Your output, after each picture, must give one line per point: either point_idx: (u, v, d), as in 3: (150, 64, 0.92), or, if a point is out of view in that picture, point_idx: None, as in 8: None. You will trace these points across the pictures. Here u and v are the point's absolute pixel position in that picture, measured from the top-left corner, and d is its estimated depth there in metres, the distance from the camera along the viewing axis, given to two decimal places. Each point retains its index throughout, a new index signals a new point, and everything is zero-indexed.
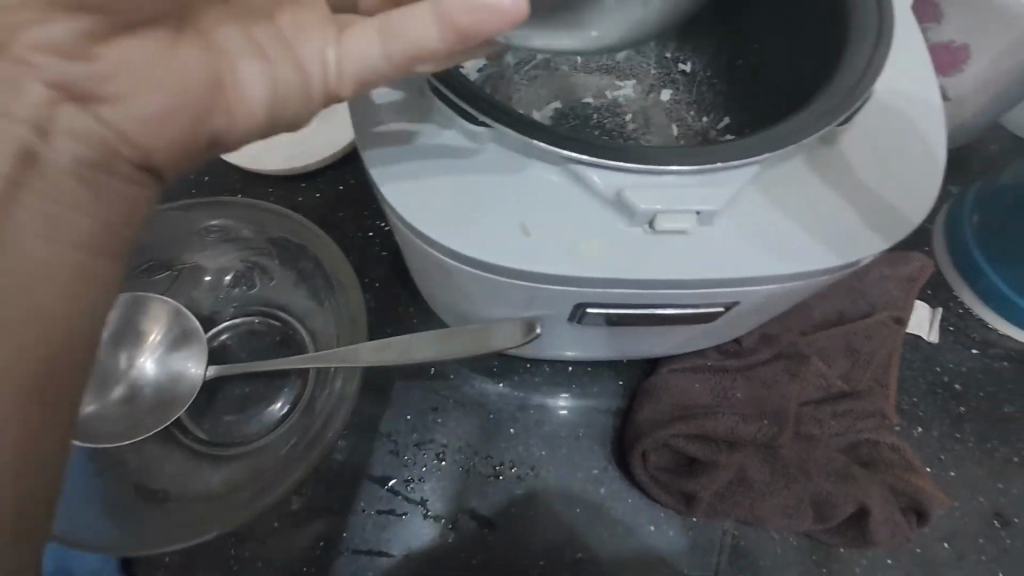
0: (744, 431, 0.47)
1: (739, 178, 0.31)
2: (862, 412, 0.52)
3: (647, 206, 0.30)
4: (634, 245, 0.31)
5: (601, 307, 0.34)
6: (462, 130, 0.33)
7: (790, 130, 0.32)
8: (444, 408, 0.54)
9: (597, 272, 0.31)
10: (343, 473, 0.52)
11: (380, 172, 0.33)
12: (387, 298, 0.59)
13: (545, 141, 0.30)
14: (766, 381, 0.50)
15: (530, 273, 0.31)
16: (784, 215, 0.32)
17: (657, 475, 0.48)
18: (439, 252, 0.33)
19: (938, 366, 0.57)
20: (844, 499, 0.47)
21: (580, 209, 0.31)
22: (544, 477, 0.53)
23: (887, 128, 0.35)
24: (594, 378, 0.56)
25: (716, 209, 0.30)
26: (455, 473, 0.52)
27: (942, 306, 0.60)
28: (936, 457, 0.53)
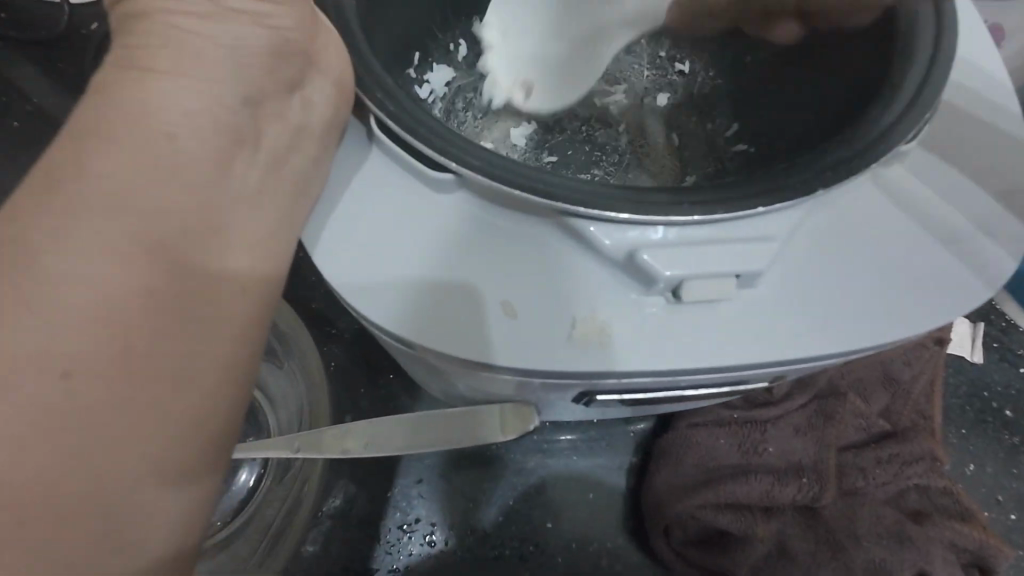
0: (781, 494, 0.41)
1: (785, 225, 0.24)
2: (911, 456, 0.45)
3: (670, 272, 0.23)
4: (654, 320, 0.24)
5: (612, 392, 0.27)
6: (421, 179, 0.25)
7: (844, 158, 0.25)
8: (430, 480, 0.47)
9: (608, 360, 0.23)
10: (315, 567, 0.44)
11: (319, 241, 0.25)
12: (358, 353, 0.50)
13: (531, 193, 0.23)
14: (800, 430, 0.43)
15: (520, 368, 0.24)
16: (842, 268, 0.25)
17: (682, 550, 0.41)
18: (399, 341, 0.25)
19: (986, 390, 0.51)
20: (901, 566, 0.40)
21: (580, 277, 0.24)
22: (551, 554, 0.45)
23: (955, 142, 0.28)
24: (602, 431, 0.49)
25: (760, 270, 0.23)
26: (448, 559, 0.45)
27: (984, 320, 0.53)
28: (993, 498, 0.47)
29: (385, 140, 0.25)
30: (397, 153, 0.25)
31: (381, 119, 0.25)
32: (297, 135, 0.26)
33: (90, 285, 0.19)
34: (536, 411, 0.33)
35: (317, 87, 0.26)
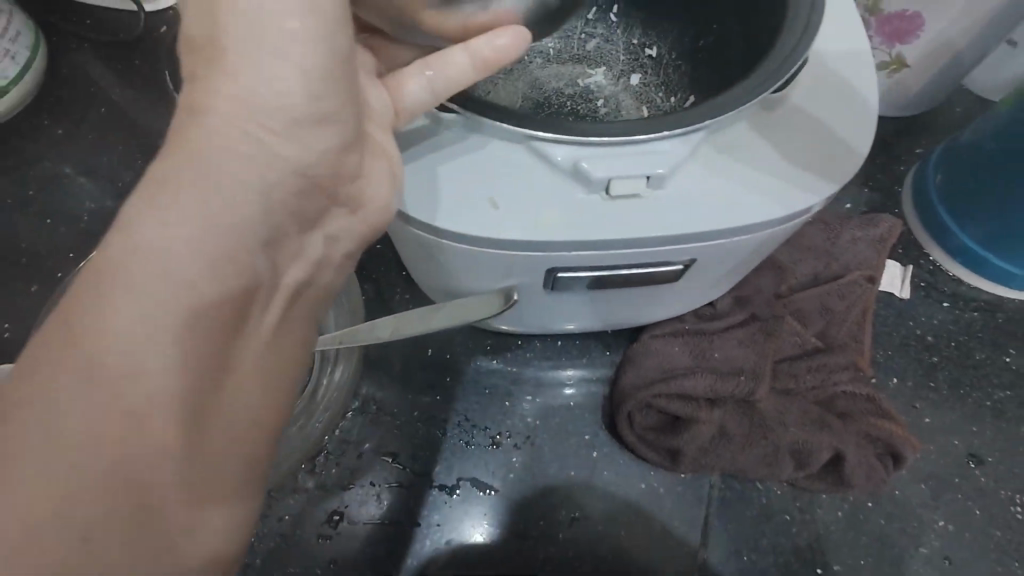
0: (723, 388, 0.50)
1: (684, 143, 0.34)
2: (838, 365, 0.54)
3: (601, 174, 0.33)
4: (594, 210, 0.34)
5: (570, 270, 0.37)
6: (430, 116, 0.36)
7: (732, 96, 0.35)
8: (442, 386, 0.57)
9: (561, 235, 0.34)
10: (349, 452, 0.55)
11: None
12: (384, 288, 0.61)
13: (506, 120, 0.34)
14: (742, 342, 0.53)
15: (501, 241, 0.34)
16: (731, 175, 0.35)
17: (643, 434, 0.51)
18: (418, 228, 0.36)
19: (911, 320, 0.60)
20: (820, 445, 0.50)
21: (542, 181, 0.34)
22: (539, 443, 0.56)
23: (826, 86, 0.37)
24: (582, 350, 0.59)
25: (666, 173, 0.33)
26: (455, 446, 0.55)
27: (914, 264, 0.62)
28: (911, 405, 0.56)
29: None
30: None
31: None
32: None
33: (203, 272, 0.24)
34: (522, 294, 0.42)
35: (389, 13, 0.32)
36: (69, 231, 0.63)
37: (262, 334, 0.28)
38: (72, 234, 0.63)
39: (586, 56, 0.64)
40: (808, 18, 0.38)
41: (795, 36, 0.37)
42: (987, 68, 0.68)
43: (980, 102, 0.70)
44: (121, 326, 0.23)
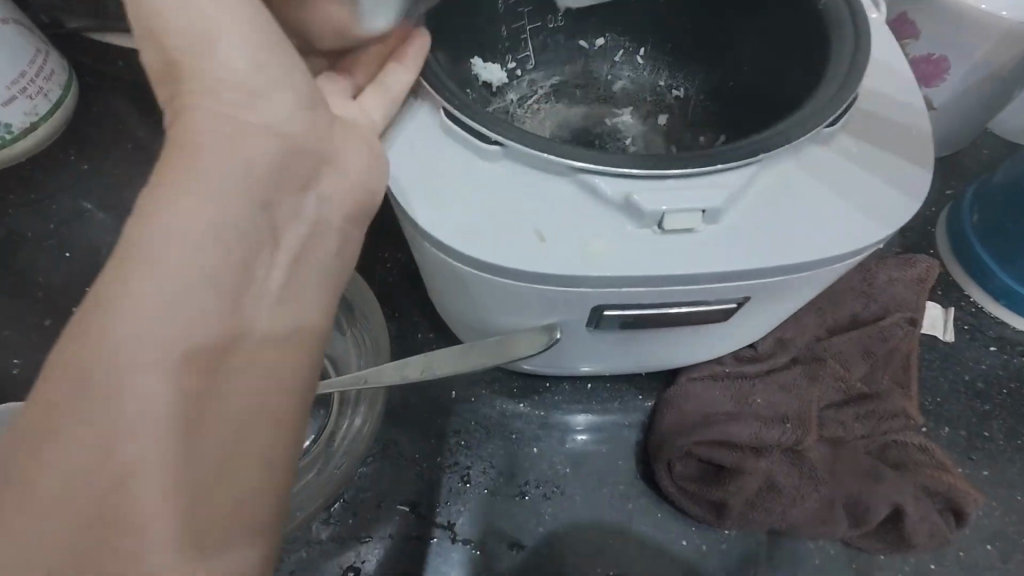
0: (769, 436, 0.47)
1: (737, 178, 0.33)
2: (888, 413, 0.51)
3: (654, 208, 0.32)
4: (646, 245, 0.33)
5: (617, 308, 0.36)
6: (474, 150, 0.35)
7: (787, 131, 0.34)
8: (467, 431, 0.54)
9: (613, 271, 0.32)
10: (366, 501, 0.51)
11: (403, 193, 0.35)
12: (408, 327, 0.60)
13: (554, 154, 0.33)
14: (785, 386, 0.51)
15: (548, 276, 0.33)
16: (786, 210, 0.34)
17: (685, 486, 0.48)
18: (459, 263, 0.35)
19: (958, 365, 0.57)
20: (877, 500, 0.46)
21: (591, 215, 0.33)
22: (571, 494, 0.52)
23: (875, 123, 0.37)
24: (614, 393, 0.56)
25: (721, 207, 0.32)
26: (481, 497, 0.52)
27: (955, 306, 0.60)
28: (967, 456, 0.53)
29: (450, 124, 0.36)
30: (459, 133, 0.35)
31: (449, 111, 0.36)
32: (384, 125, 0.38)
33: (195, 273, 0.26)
34: (565, 332, 0.40)
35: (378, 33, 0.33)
36: (86, 266, 0.62)
37: (260, 338, 0.28)
38: (89, 268, 0.62)
39: (611, 97, 0.64)
40: (851, 60, 0.38)
41: (840, 76, 0.37)
42: (1012, 112, 0.68)
43: (1007, 144, 0.70)
44: (112, 329, 0.24)
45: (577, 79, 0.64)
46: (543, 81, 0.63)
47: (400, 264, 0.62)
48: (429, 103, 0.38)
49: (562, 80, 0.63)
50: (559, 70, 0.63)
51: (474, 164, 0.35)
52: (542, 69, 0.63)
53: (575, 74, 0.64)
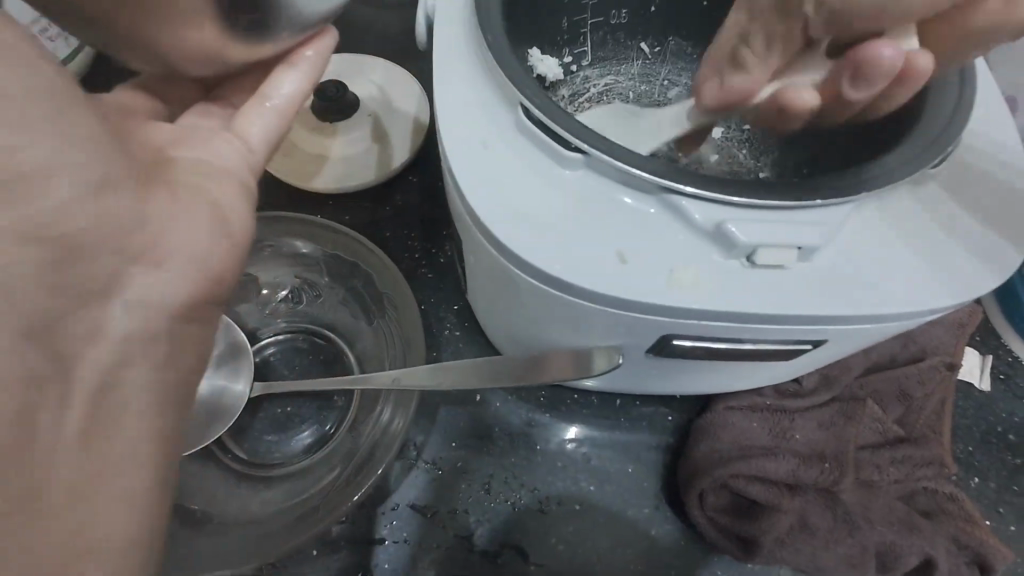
0: (805, 474, 0.46)
1: (835, 215, 0.31)
2: (923, 459, 0.50)
3: (748, 240, 0.30)
4: (732, 278, 0.31)
5: (687, 338, 0.34)
6: (554, 156, 0.33)
7: (890, 172, 0.32)
8: (489, 437, 0.53)
9: (694, 302, 0.30)
10: (381, 502, 0.49)
11: (474, 195, 0.33)
12: (434, 321, 0.58)
13: (646, 171, 0.30)
14: (823, 424, 0.49)
15: (625, 299, 0.31)
16: (880, 254, 0.32)
17: (714, 517, 0.47)
18: (526, 275, 0.33)
19: (991, 415, 0.56)
20: (910, 549, 0.45)
21: (676, 239, 0.31)
22: (593, 513, 0.50)
23: (976, 168, 0.35)
24: (643, 412, 0.54)
25: (818, 245, 0.30)
26: (500, 507, 0.50)
27: (992, 354, 0.59)
28: (994, 509, 0.52)
29: (529, 124, 0.33)
30: (539, 136, 0.33)
31: (530, 111, 0.33)
32: (454, 118, 0.35)
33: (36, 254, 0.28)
34: (624, 354, 0.38)
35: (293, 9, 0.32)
36: None
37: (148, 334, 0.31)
38: None
39: (666, 103, 0.60)
40: (954, 99, 0.36)
41: (940, 116, 0.35)
42: None
43: None
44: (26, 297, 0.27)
45: (631, 79, 0.61)
46: (597, 79, 0.60)
47: (432, 257, 0.61)
48: (504, 99, 0.35)
49: (617, 80, 0.60)
50: (615, 69, 0.61)
51: (552, 171, 0.33)
52: (597, 66, 0.60)
53: (631, 75, 0.61)
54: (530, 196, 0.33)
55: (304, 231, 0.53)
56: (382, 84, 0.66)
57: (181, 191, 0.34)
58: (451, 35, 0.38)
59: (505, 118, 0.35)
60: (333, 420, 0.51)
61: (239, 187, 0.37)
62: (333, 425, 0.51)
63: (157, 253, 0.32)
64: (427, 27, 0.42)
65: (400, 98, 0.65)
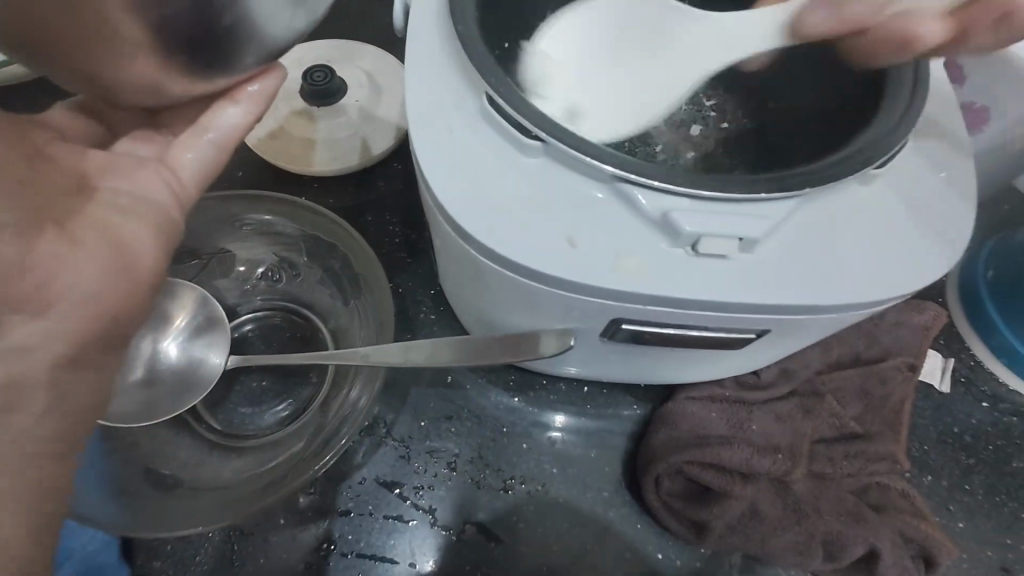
0: (759, 464, 0.48)
1: (779, 209, 0.32)
2: (876, 455, 0.52)
3: (692, 229, 0.31)
4: (677, 265, 0.32)
5: (636, 323, 0.35)
6: (515, 142, 0.34)
7: (836, 169, 0.33)
8: (458, 418, 0.54)
9: (639, 287, 0.32)
10: (349, 475, 0.51)
11: (436, 178, 0.34)
12: (410, 304, 0.59)
13: (598, 160, 0.32)
14: (780, 417, 0.51)
15: (573, 282, 0.32)
16: (821, 249, 0.33)
17: (668, 501, 0.48)
18: (483, 256, 0.34)
19: (948, 416, 0.58)
20: (855, 540, 0.47)
21: (626, 226, 0.32)
22: (554, 494, 0.52)
23: (924, 170, 0.36)
24: (610, 400, 0.56)
25: (759, 237, 0.31)
26: (464, 485, 0.52)
27: (954, 357, 0.61)
28: (945, 506, 0.54)
29: (492, 111, 0.35)
30: (500, 123, 0.34)
31: (494, 98, 0.34)
32: (421, 102, 0.36)
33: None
34: (580, 338, 0.39)
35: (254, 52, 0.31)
36: None
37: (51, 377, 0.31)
38: None
39: None
40: (907, 103, 0.37)
41: (892, 117, 0.36)
42: None
43: None
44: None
45: None
46: None
47: (414, 241, 0.62)
48: (472, 86, 0.36)
49: None
50: None
51: (513, 158, 0.34)
52: None
53: None
54: (489, 180, 0.34)
55: (284, 211, 0.54)
56: (371, 71, 0.67)
57: (88, 232, 0.34)
58: (425, 22, 0.40)
59: (470, 104, 0.36)
60: (308, 395, 0.53)
61: (162, 225, 0.37)
62: (309, 400, 0.53)
63: (45, 294, 0.32)
64: (405, 13, 0.43)
65: (387, 86, 0.67)
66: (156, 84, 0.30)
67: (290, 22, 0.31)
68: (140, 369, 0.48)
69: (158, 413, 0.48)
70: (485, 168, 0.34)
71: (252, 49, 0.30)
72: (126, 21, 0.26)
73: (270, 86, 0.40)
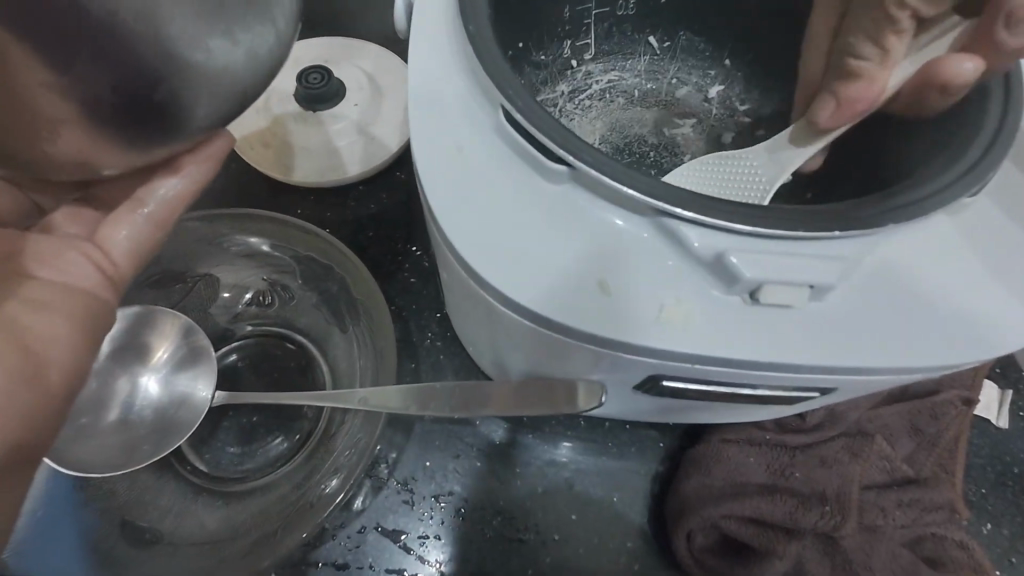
0: (804, 518, 0.42)
1: (855, 249, 0.27)
2: (932, 503, 0.46)
3: (753, 275, 0.26)
4: (732, 317, 0.27)
5: (678, 379, 0.30)
6: (537, 166, 0.29)
7: (920, 201, 0.28)
8: (466, 458, 0.49)
9: (686, 343, 0.27)
10: (348, 523, 0.46)
11: (443, 208, 0.29)
12: (414, 329, 0.54)
13: (639, 191, 0.27)
14: (826, 462, 0.45)
15: (607, 337, 0.27)
16: (903, 295, 0.28)
17: (701, 558, 0.43)
18: (499, 302, 0.29)
19: (1007, 455, 0.52)
20: None
21: (669, 269, 0.27)
22: (573, 543, 0.47)
23: (1017, 198, 0.31)
24: (633, 437, 0.51)
25: (832, 285, 0.26)
26: (473, 534, 0.47)
27: (1012, 388, 0.55)
28: (1006, 558, 0.48)
29: (510, 129, 0.29)
30: (520, 143, 0.29)
31: (512, 114, 0.29)
32: (426, 115, 0.31)
33: None
34: (608, 389, 0.34)
35: (212, 107, 0.27)
36: None
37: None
38: None
39: (674, 103, 0.56)
40: (1001, 113, 0.31)
41: (982, 131, 0.31)
42: None
43: None
44: None
45: (638, 76, 0.56)
46: (599, 75, 0.55)
47: (417, 258, 0.57)
48: (484, 100, 0.31)
49: (622, 76, 0.56)
50: (620, 64, 0.56)
51: (534, 185, 0.29)
52: (601, 60, 0.55)
53: (638, 71, 0.56)
54: (507, 212, 0.29)
55: (275, 230, 0.49)
56: (372, 72, 0.62)
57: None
58: (428, 24, 0.34)
59: (483, 119, 0.31)
60: (301, 433, 0.48)
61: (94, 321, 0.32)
62: (301, 439, 0.48)
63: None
64: (406, 12, 0.38)
65: (389, 88, 0.61)
66: (88, 158, 0.26)
67: (244, 68, 0.26)
68: (118, 410, 0.44)
69: (138, 459, 0.43)
70: (502, 197, 0.29)
71: (206, 99, 0.26)
72: (49, 93, 0.23)
73: (218, 149, 0.36)
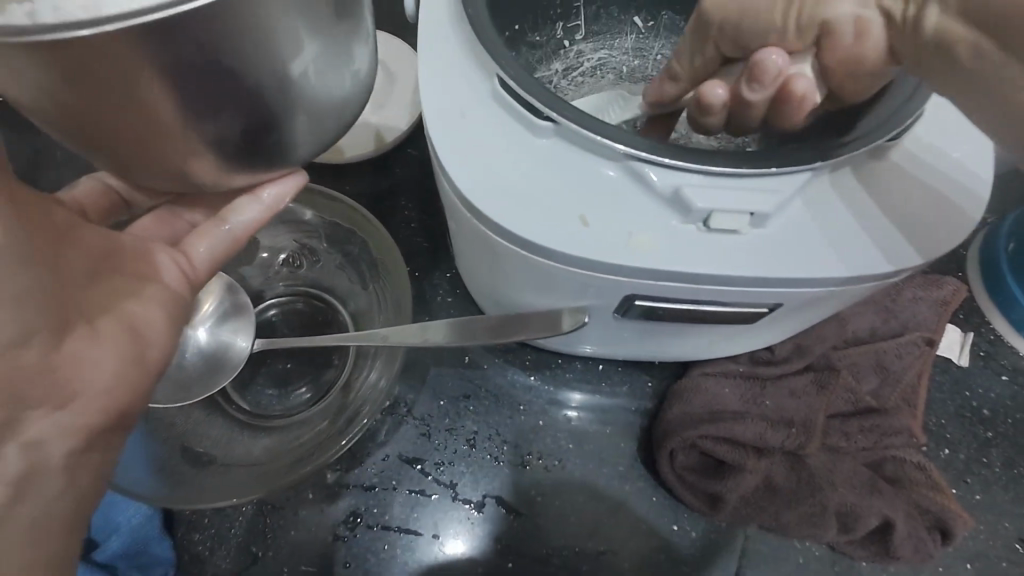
0: (774, 438, 0.48)
1: (791, 183, 0.32)
2: (892, 429, 0.51)
3: (705, 205, 0.31)
4: (690, 241, 0.33)
5: (648, 299, 0.36)
6: (527, 123, 0.35)
7: (845, 142, 0.33)
8: (474, 398, 0.56)
9: (652, 262, 0.32)
10: (374, 453, 0.53)
11: (449, 158, 0.35)
12: (427, 287, 0.61)
13: (610, 139, 0.32)
14: (795, 392, 0.51)
15: (586, 260, 0.33)
16: (832, 222, 0.33)
17: (684, 475, 0.49)
18: (499, 235, 0.35)
19: (967, 390, 0.58)
20: (869, 511, 0.47)
21: (638, 204, 0.33)
22: (571, 469, 0.54)
23: (937, 141, 0.36)
24: (623, 378, 0.57)
25: (771, 212, 0.32)
26: (482, 462, 0.53)
27: (974, 331, 0.60)
28: (962, 478, 0.54)
29: (503, 93, 0.35)
30: (512, 104, 0.35)
31: (505, 80, 0.35)
32: (434, 84, 0.37)
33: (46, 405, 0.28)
34: (592, 315, 0.40)
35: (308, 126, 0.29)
36: None
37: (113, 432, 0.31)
38: None
39: None
40: None
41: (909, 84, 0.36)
42: None
43: None
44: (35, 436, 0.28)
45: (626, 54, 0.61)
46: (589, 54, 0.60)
47: (428, 225, 0.63)
48: (483, 71, 0.37)
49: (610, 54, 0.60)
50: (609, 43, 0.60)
51: (525, 139, 0.35)
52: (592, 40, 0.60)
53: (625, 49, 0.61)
54: (502, 161, 0.35)
55: (303, 198, 0.55)
56: (383, 58, 0.68)
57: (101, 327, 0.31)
58: (432, 9, 0.40)
59: (481, 87, 0.37)
60: (330, 376, 0.55)
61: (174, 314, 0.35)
62: (331, 381, 0.55)
63: (62, 392, 0.28)
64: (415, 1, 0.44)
65: (399, 72, 0.67)
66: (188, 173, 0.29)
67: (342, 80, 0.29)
68: (172, 353, 0.50)
69: (191, 394, 0.50)
70: (496, 149, 0.35)
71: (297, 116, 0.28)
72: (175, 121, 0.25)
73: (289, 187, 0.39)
